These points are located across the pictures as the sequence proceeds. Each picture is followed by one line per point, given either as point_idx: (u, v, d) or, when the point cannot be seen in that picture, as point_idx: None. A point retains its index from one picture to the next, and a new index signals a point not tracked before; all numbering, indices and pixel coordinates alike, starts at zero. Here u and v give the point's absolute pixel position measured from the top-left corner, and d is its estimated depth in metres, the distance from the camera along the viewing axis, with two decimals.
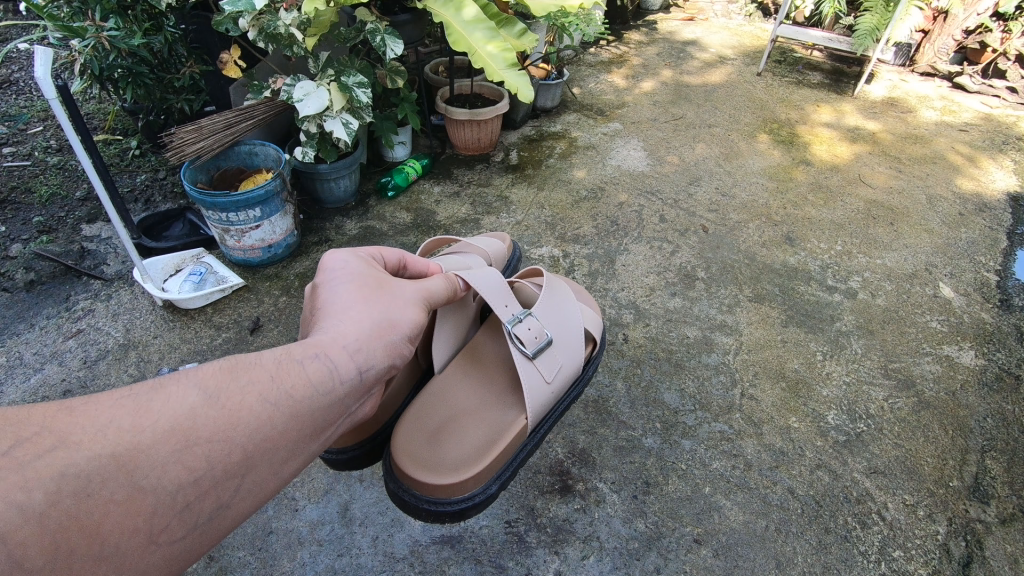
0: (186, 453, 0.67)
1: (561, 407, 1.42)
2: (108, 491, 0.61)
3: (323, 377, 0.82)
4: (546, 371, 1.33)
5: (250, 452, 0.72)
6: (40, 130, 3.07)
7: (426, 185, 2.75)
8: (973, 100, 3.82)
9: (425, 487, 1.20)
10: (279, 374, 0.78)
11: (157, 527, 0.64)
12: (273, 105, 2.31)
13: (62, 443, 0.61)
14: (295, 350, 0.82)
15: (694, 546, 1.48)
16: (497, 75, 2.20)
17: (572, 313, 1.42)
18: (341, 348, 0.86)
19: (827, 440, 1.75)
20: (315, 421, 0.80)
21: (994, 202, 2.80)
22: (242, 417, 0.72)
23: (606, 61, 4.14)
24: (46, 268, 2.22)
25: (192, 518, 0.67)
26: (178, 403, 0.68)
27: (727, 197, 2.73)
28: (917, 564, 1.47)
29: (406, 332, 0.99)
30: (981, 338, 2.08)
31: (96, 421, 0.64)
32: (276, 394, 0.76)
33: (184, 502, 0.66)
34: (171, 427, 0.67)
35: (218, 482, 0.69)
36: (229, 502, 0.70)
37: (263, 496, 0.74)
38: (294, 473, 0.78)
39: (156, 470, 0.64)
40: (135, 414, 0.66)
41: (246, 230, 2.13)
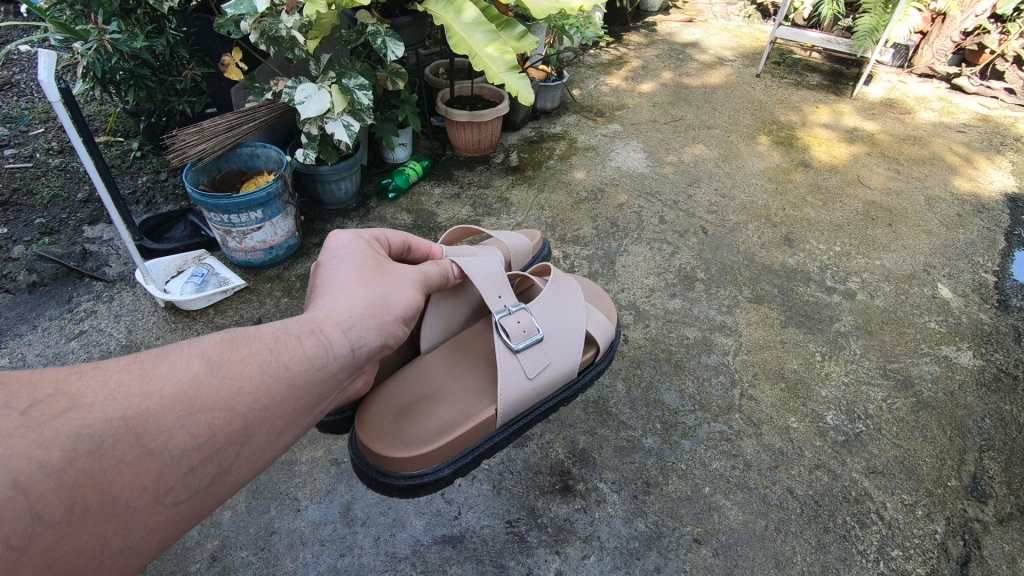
0: (192, 419, 0.70)
1: (546, 408, 1.38)
2: (119, 452, 0.64)
3: (318, 351, 0.86)
4: (529, 366, 1.30)
5: (249, 421, 0.76)
6: (41, 131, 3.08)
7: (426, 187, 2.76)
8: (971, 101, 3.84)
9: (377, 457, 1.21)
10: (277, 347, 0.82)
11: (163, 489, 0.67)
12: (274, 107, 2.33)
13: (76, 405, 0.64)
14: (292, 326, 0.87)
15: (694, 546, 1.49)
16: (497, 78, 2.21)
17: (575, 320, 1.41)
18: (335, 324, 0.90)
19: (826, 440, 1.76)
20: (310, 394, 0.84)
21: (992, 202, 2.81)
22: (243, 387, 0.76)
23: (606, 62, 4.15)
24: (48, 269, 2.23)
25: (196, 482, 0.70)
26: (182, 370, 0.72)
27: (726, 198, 2.75)
28: (915, 563, 1.48)
29: (402, 314, 1.02)
30: (979, 338, 2.10)
31: (106, 385, 0.67)
32: (274, 365, 0.80)
33: (189, 466, 0.69)
34: (177, 393, 0.70)
35: (220, 448, 0.72)
36: (230, 468, 0.74)
37: (261, 462, 0.78)
38: (289, 443, 0.82)
39: (162, 435, 0.67)
40: (143, 381, 0.69)
41: (247, 232, 2.14)
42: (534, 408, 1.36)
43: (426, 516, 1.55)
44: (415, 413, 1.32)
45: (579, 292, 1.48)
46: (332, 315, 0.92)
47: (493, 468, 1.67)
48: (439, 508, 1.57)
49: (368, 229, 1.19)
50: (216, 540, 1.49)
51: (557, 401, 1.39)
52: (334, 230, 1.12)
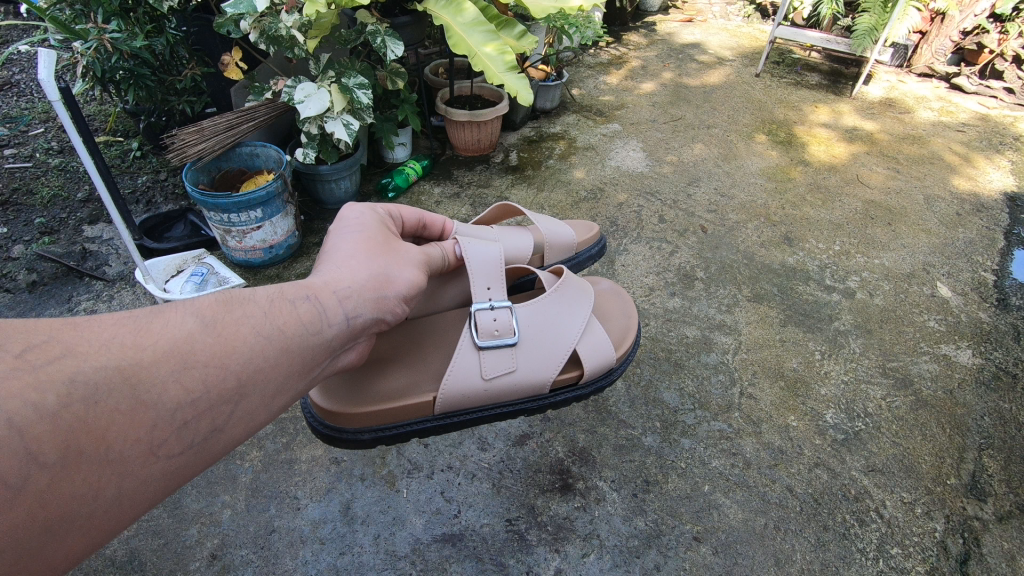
0: (186, 374, 0.75)
1: (502, 413, 1.31)
2: (114, 401, 0.68)
3: (312, 318, 0.92)
4: (489, 368, 1.25)
5: (243, 381, 0.81)
6: (41, 131, 3.08)
7: (426, 186, 2.77)
8: (970, 100, 3.84)
9: (315, 396, 1.26)
10: (272, 311, 0.88)
11: (157, 440, 0.71)
12: (274, 107, 2.34)
13: (70, 352, 0.67)
14: (288, 292, 0.93)
15: (694, 544, 1.50)
16: (497, 78, 2.21)
17: (562, 338, 1.33)
18: (331, 293, 0.96)
19: (826, 438, 1.76)
20: (302, 359, 0.89)
21: (991, 202, 2.81)
22: (238, 347, 0.81)
23: (605, 62, 4.15)
24: (48, 269, 2.23)
25: (189, 436, 0.75)
26: (176, 328, 0.77)
27: (725, 197, 2.75)
28: (914, 561, 1.48)
29: (402, 292, 1.08)
30: (978, 337, 2.10)
31: (101, 337, 0.71)
32: (269, 329, 0.86)
33: (183, 420, 0.74)
34: (172, 349, 0.74)
35: (213, 406, 0.77)
36: (222, 426, 0.79)
37: (253, 422, 0.83)
38: (280, 406, 0.88)
39: (156, 387, 0.72)
40: (138, 335, 0.73)
41: (247, 231, 2.14)
42: (484, 411, 1.30)
43: (425, 515, 1.55)
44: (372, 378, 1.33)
45: (585, 309, 1.40)
46: (331, 284, 0.98)
47: (493, 467, 1.67)
48: (439, 506, 1.57)
49: (384, 203, 1.28)
50: (216, 539, 1.49)
51: (514, 409, 1.31)
52: (349, 203, 1.20)
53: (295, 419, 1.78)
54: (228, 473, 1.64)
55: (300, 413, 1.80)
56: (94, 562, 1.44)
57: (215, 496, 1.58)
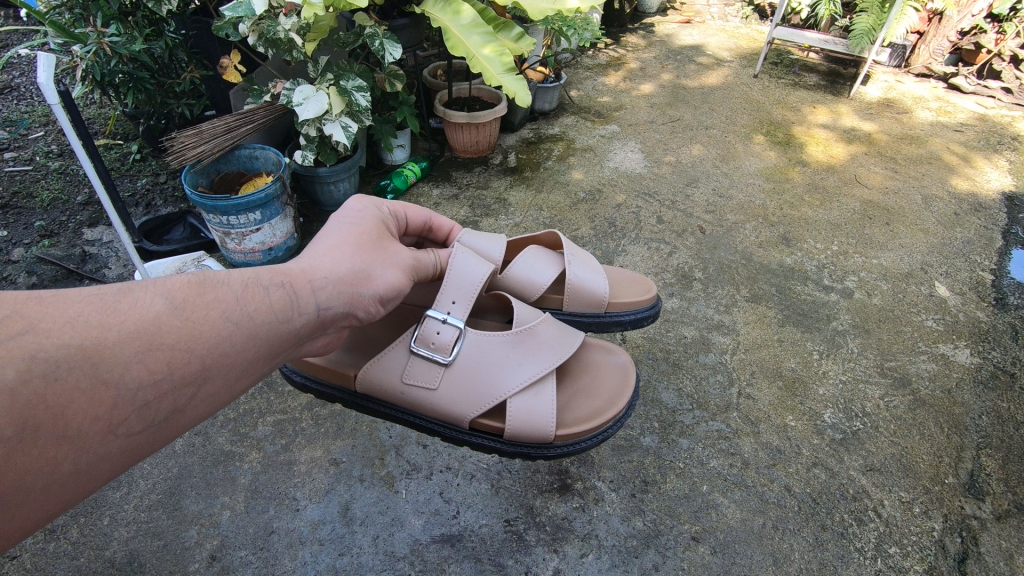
0: (150, 356, 0.75)
1: (413, 424, 1.34)
2: (74, 379, 0.69)
3: (283, 305, 0.92)
4: (410, 377, 1.28)
5: (207, 365, 0.81)
6: (40, 135, 3.08)
7: (425, 188, 2.77)
8: (968, 100, 3.85)
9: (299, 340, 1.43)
10: (244, 295, 0.89)
11: (116, 420, 0.72)
12: (273, 109, 2.35)
13: (32, 329, 0.67)
14: (263, 277, 0.93)
15: (692, 544, 1.50)
16: (494, 80, 2.21)
17: (500, 384, 1.28)
18: (306, 283, 0.97)
19: (823, 438, 1.76)
20: (270, 345, 0.90)
21: (989, 201, 2.82)
22: (205, 331, 0.81)
23: (603, 63, 4.16)
24: (48, 272, 2.24)
25: (148, 416, 0.76)
26: (143, 309, 0.77)
27: (724, 198, 2.75)
28: (912, 560, 1.48)
29: (379, 292, 1.09)
30: (976, 336, 2.10)
31: (65, 313, 0.71)
32: (239, 314, 0.86)
33: (144, 401, 0.75)
34: (137, 330, 0.75)
35: (176, 388, 0.78)
36: (183, 407, 0.80)
37: (214, 404, 0.84)
38: (243, 388, 0.89)
39: (119, 367, 0.72)
40: (103, 314, 0.73)
41: (246, 234, 2.15)
42: (402, 413, 1.33)
43: (424, 516, 1.56)
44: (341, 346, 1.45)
45: (540, 368, 1.31)
46: (309, 273, 0.99)
47: (491, 467, 1.67)
48: (438, 507, 1.58)
49: (391, 202, 1.30)
50: (215, 540, 1.49)
51: (425, 426, 1.32)
52: (355, 196, 1.23)
53: (294, 421, 1.79)
54: (227, 475, 1.64)
55: (299, 415, 1.81)
56: (94, 564, 1.44)
57: (215, 497, 1.59)
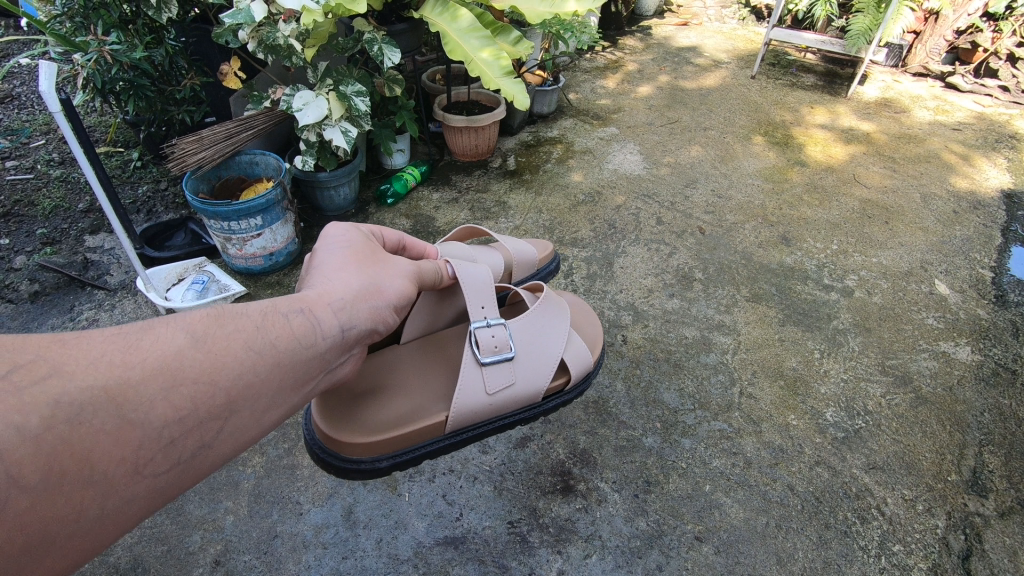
0: (174, 391, 0.74)
1: (502, 425, 1.37)
2: (100, 421, 0.67)
3: (305, 330, 0.92)
4: (494, 385, 1.30)
5: (233, 396, 0.80)
6: (42, 143, 3.10)
7: (425, 192, 2.78)
8: (965, 99, 3.86)
9: (328, 433, 1.25)
10: (264, 325, 0.88)
11: (142, 460, 0.71)
12: (272, 115, 2.36)
13: (56, 372, 0.66)
14: (282, 305, 0.92)
15: (695, 544, 1.50)
16: (493, 83, 2.22)
17: (552, 343, 1.40)
18: (325, 306, 0.97)
19: (825, 437, 1.76)
20: (295, 373, 0.89)
21: (988, 199, 2.82)
22: (228, 363, 0.80)
23: (602, 66, 4.18)
24: (50, 279, 2.25)
25: (175, 454, 0.74)
26: (165, 345, 0.75)
27: (723, 198, 2.76)
28: (916, 558, 1.48)
29: (391, 302, 1.10)
30: (977, 334, 2.10)
31: (88, 355, 0.70)
32: (261, 343, 0.85)
33: (170, 438, 0.73)
34: (160, 367, 0.73)
35: (202, 422, 0.76)
36: (210, 442, 0.78)
37: (242, 438, 0.82)
38: (270, 420, 0.87)
39: (144, 406, 0.71)
40: (128, 352, 0.72)
41: (247, 239, 2.15)
42: (488, 423, 1.35)
43: (427, 518, 1.56)
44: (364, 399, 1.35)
45: (566, 316, 1.46)
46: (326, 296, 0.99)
47: (494, 469, 1.67)
48: (440, 509, 1.58)
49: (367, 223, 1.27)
50: (219, 544, 1.49)
51: (512, 421, 1.37)
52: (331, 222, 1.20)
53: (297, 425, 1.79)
54: (230, 480, 1.64)
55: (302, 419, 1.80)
56: (99, 570, 1.45)
57: (219, 502, 1.59)
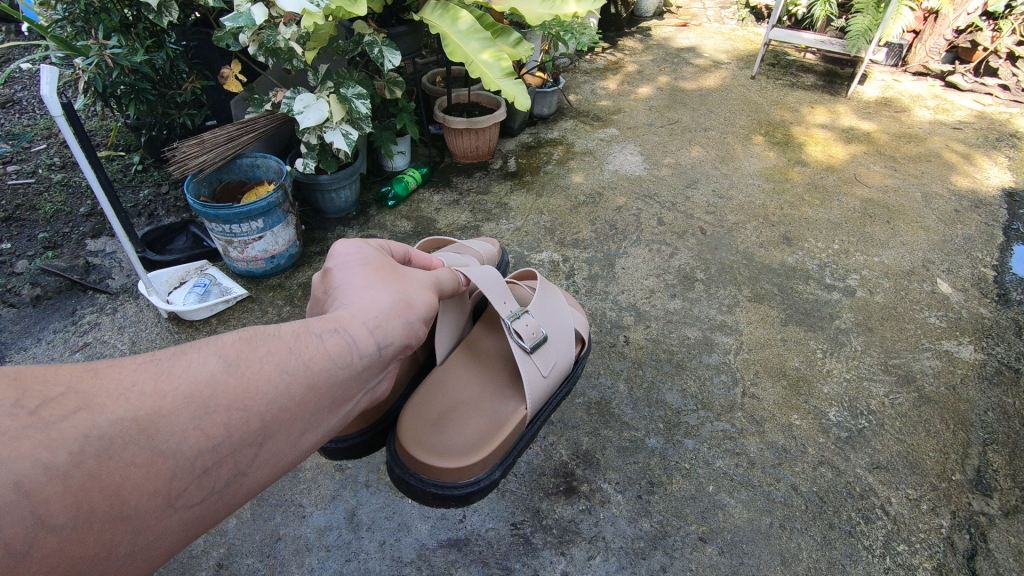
0: (206, 419, 0.65)
1: (557, 399, 1.48)
2: (129, 454, 0.59)
3: (341, 350, 0.81)
4: (545, 365, 1.37)
5: (267, 422, 0.70)
6: (43, 147, 3.10)
7: (426, 194, 2.78)
8: (966, 98, 3.86)
9: (435, 470, 1.25)
10: (297, 346, 0.77)
11: (175, 491, 0.62)
12: (273, 117, 2.36)
13: (86, 405, 0.59)
14: (313, 325, 0.82)
15: (699, 544, 1.50)
16: (493, 84, 2.23)
17: (565, 312, 1.47)
18: (361, 324, 0.86)
19: (829, 436, 1.76)
20: (332, 394, 0.79)
21: (990, 198, 2.82)
22: (261, 387, 0.70)
23: (601, 67, 4.18)
24: (52, 283, 2.25)
25: (209, 484, 0.65)
26: (197, 370, 0.67)
27: (724, 199, 2.76)
28: (921, 558, 1.48)
29: (424, 315, 0.99)
30: (980, 332, 2.10)
31: (120, 385, 0.62)
32: (294, 364, 0.75)
33: (203, 469, 0.64)
34: (191, 393, 0.65)
35: (236, 450, 0.67)
36: (247, 470, 0.69)
37: (282, 466, 0.72)
38: (312, 446, 0.77)
39: (175, 436, 0.62)
40: (157, 379, 0.64)
41: (248, 242, 2.16)
42: (549, 402, 1.45)
43: (431, 520, 1.55)
44: (445, 425, 1.34)
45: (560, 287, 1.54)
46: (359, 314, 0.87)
47: None
48: (444, 511, 1.58)
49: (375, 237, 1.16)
50: (222, 548, 1.49)
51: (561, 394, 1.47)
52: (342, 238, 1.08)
53: None
54: None
55: None
56: None
57: None
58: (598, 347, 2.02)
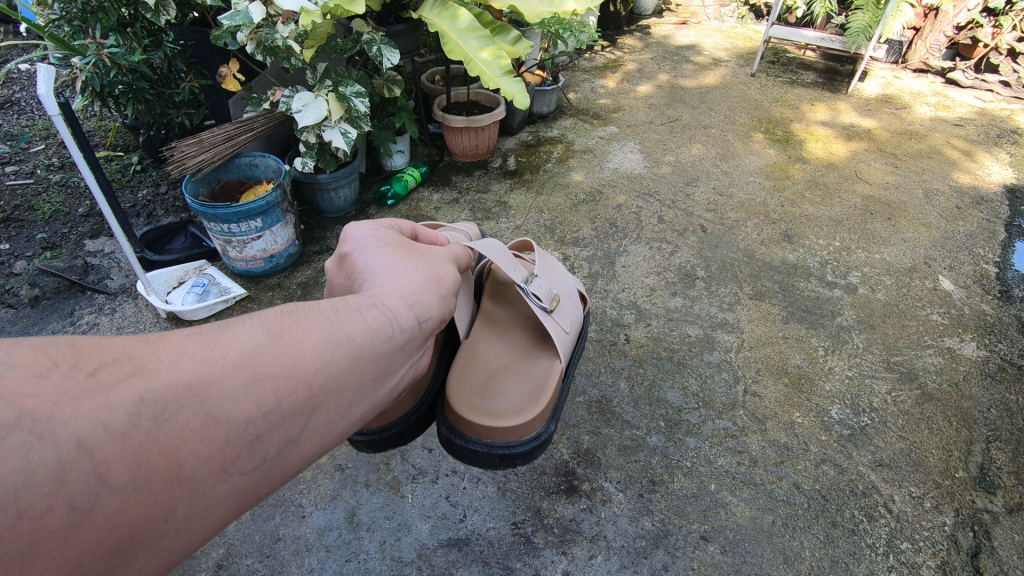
0: (257, 387, 0.63)
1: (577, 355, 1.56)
2: (185, 418, 0.57)
3: (380, 324, 0.80)
4: (564, 323, 1.43)
5: (315, 392, 0.68)
6: (42, 148, 3.09)
7: (425, 193, 2.77)
8: (967, 95, 3.85)
9: (499, 431, 1.26)
10: (339, 319, 0.75)
11: (230, 457, 0.59)
12: (272, 116, 2.35)
13: (140, 369, 0.56)
14: (351, 300, 0.80)
15: (701, 543, 1.49)
16: (493, 83, 2.22)
17: (564, 274, 1.55)
18: (396, 299, 0.85)
19: (831, 434, 1.75)
20: (374, 366, 0.77)
21: (991, 194, 2.81)
22: (308, 355, 0.68)
23: (601, 66, 4.17)
24: (50, 284, 2.24)
25: (261, 452, 0.63)
26: (246, 339, 0.65)
27: (724, 196, 2.75)
28: (925, 556, 1.47)
29: (452, 292, 0.99)
30: (983, 329, 2.09)
31: (171, 352, 0.59)
32: (338, 336, 0.73)
33: (255, 436, 0.62)
34: (242, 360, 0.63)
35: (286, 419, 0.65)
36: (296, 440, 0.67)
37: (328, 438, 0.70)
38: (355, 420, 0.75)
39: (228, 401, 0.60)
40: (207, 347, 0.62)
41: (247, 241, 2.15)
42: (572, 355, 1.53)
43: (431, 520, 1.55)
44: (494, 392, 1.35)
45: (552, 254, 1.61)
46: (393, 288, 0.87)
47: (497, 471, 1.66)
48: (444, 511, 1.57)
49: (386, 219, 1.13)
50: (221, 548, 1.49)
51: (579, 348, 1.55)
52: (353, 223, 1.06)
53: None
54: None
55: None
56: None
57: None
58: (599, 345, 2.01)
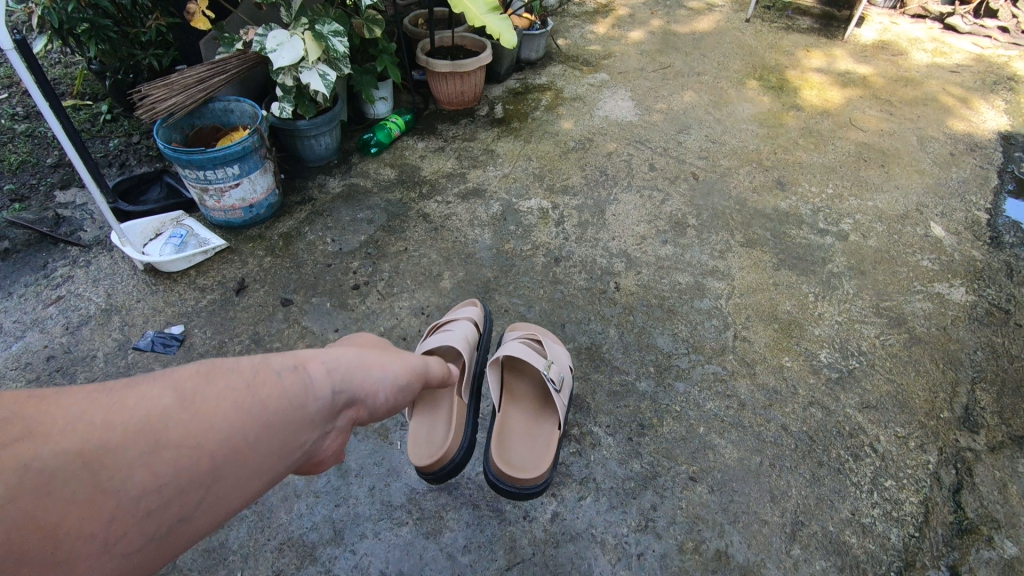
0: (156, 456, 0.62)
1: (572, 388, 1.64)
2: (69, 492, 0.56)
3: (297, 390, 0.78)
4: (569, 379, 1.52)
5: (218, 463, 0.67)
6: (4, 96, 2.94)
7: (410, 142, 2.68)
8: (964, 41, 3.76)
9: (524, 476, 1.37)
10: (257, 381, 0.74)
11: (114, 535, 0.58)
12: (245, 58, 2.23)
13: (30, 433, 0.57)
14: (273, 360, 0.78)
15: (690, 484, 1.50)
16: (478, 20, 2.11)
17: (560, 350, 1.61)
18: (317, 364, 0.84)
19: (820, 377, 1.75)
20: (285, 435, 0.75)
21: (985, 141, 2.77)
22: (216, 422, 0.67)
23: (591, 11, 4.02)
24: (21, 236, 2.15)
25: (152, 528, 0.61)
26: (152, 402, 0.64)
27: (717, 144, 2.69)
28: (907, 492, 1.49)
29: (387, 385, 0.98)
30: (972, 275, 2.08)
31: (66, 415, 0.59)
32: (252, 401, 0.71)
33: (146, 511, 0.61)
34: (144, 426, 0.62)
35: (182, 493, 0.63)
36: (191, 515, 0.65)
37: (228, 511, 0.68)
38: (262, 491, 0.73)
39: (120, 473, 0.60)
40: (108, 410, 0.62)
41: (225, 189, 2.07)
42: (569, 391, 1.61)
43: None
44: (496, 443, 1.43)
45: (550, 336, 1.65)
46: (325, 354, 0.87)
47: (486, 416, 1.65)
48: None
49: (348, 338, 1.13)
50: None
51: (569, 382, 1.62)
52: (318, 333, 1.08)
53: None
54: None
55: None
56: None
57: None
58: (589, 294, 1.99)
